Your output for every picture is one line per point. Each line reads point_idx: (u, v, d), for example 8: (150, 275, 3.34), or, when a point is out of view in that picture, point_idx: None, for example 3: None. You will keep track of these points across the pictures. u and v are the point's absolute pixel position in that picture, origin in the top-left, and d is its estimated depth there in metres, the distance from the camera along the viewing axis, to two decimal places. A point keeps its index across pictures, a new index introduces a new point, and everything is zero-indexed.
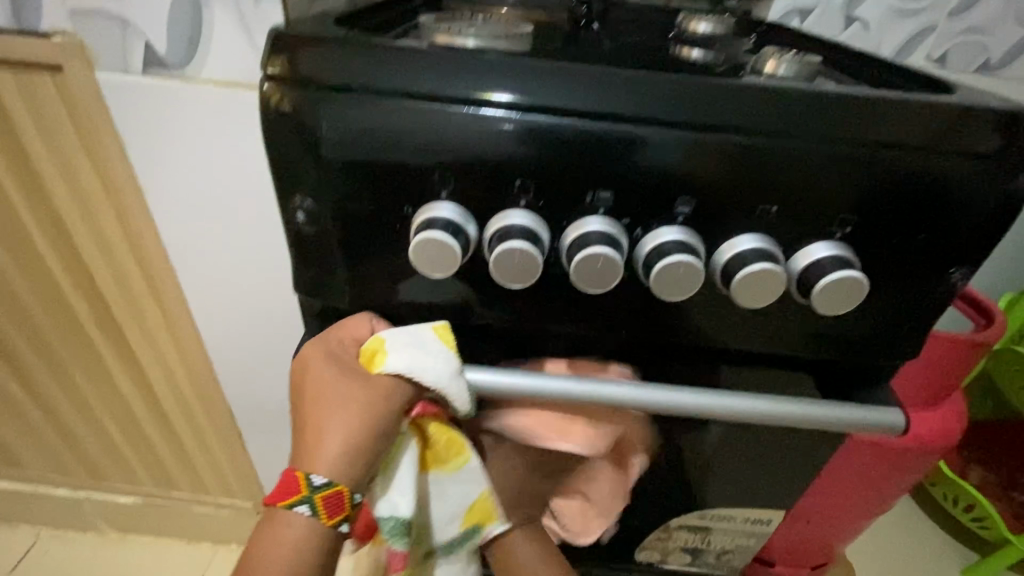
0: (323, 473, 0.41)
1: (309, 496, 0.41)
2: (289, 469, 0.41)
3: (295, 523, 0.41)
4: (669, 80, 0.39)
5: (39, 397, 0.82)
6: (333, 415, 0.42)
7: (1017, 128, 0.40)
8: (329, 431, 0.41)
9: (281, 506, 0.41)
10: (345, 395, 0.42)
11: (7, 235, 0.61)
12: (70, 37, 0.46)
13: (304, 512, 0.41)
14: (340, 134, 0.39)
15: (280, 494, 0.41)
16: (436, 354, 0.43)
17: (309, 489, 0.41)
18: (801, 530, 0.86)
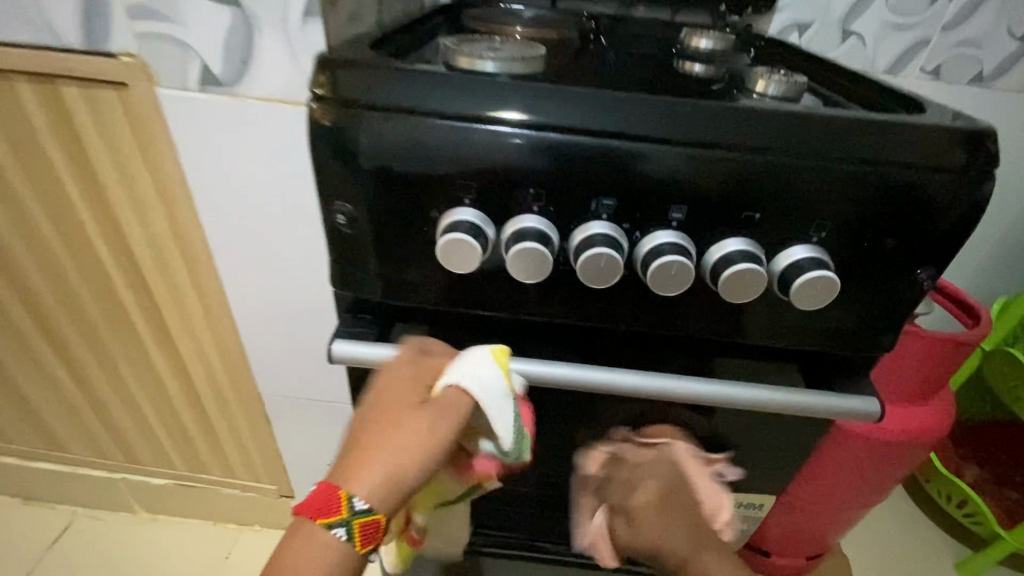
0: (363, 497, 0.41)
1: (347, 520, 0.40)
2: (328, 483, 0.42)
3: (326, 543, 0.41)
4: (664, 101, 0.44)
5: (84, 382, 0.88)
6: (388, 441, 0.42)
7: (979, 145, 0.44)
8: (379, 457, 0.42)
9: (317, 523, 0.40)
10: (403, 424, 0.43)
11: (67, 231, 0.68)
12: (135, 58, 0.52)
13: (336, 535, 0.40)
14: (376, 148, 0.44)
15: (317, 509, 0.41)
16: (491, 371, 0.46)
17: (349, 511, 0.40)
18: (796, 520, 0.90)
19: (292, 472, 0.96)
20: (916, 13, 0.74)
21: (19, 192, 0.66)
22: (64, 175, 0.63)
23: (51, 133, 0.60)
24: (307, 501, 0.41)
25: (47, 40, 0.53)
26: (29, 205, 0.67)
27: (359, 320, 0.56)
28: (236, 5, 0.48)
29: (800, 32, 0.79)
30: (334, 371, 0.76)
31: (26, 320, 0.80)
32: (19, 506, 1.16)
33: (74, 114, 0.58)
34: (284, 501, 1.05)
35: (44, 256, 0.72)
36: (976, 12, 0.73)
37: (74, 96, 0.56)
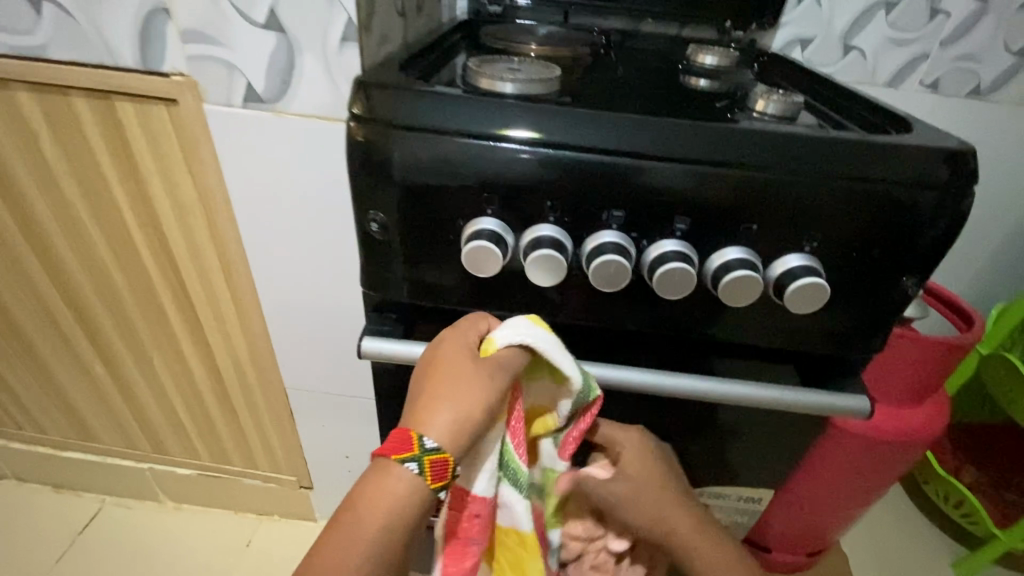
0: (433, 437, 0.44)
1: (419, 456, 0.43)
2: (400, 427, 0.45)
3: (401, 480, 0.43)
4: (668, 122, 0.49)
5: (119, 374, 0.94)
6: (450, 389, 0.46)
7: (960, 163, 0.48)
8: (444, 404, 0.45)
9: (391, 459, 0.43)
10: (464, 374, 0.46)
11: (113, 231, 0.73)
12: (184, 76, 0.57)
13: (410, 470, 0.43)
14: (408, 163, 0.49)
15: (393, 449, 0.44)
16: (537, 329, 0.48)
17: (421, 447, 0.43)
18: (796, 517, 0.93)
19: (313, 464, 1.01)
20: (914, 29, 0.78)
21: (70, 195, 0.71)
22: (114, 179, 0.69)
23: (103, 142, 0.66)
24: (382, 442, 0.44)
25: (102, 60, 0.57)
26: (79, 207, 0.72)
27: (385, 318, 0.60)
28: (279, 31, 0.53)
29: (802, 47, 0.83)
30: (357, 367, 0.81)
31: (67, 315, 0.86)
32: (49, 494, 1.22)
33: (125, 125, 0.64)
34: (303, 492, 1.09)
35: (90, 256, 0.77)
36: (971, 29, 0.77)
37: (126, 110, 0.62)
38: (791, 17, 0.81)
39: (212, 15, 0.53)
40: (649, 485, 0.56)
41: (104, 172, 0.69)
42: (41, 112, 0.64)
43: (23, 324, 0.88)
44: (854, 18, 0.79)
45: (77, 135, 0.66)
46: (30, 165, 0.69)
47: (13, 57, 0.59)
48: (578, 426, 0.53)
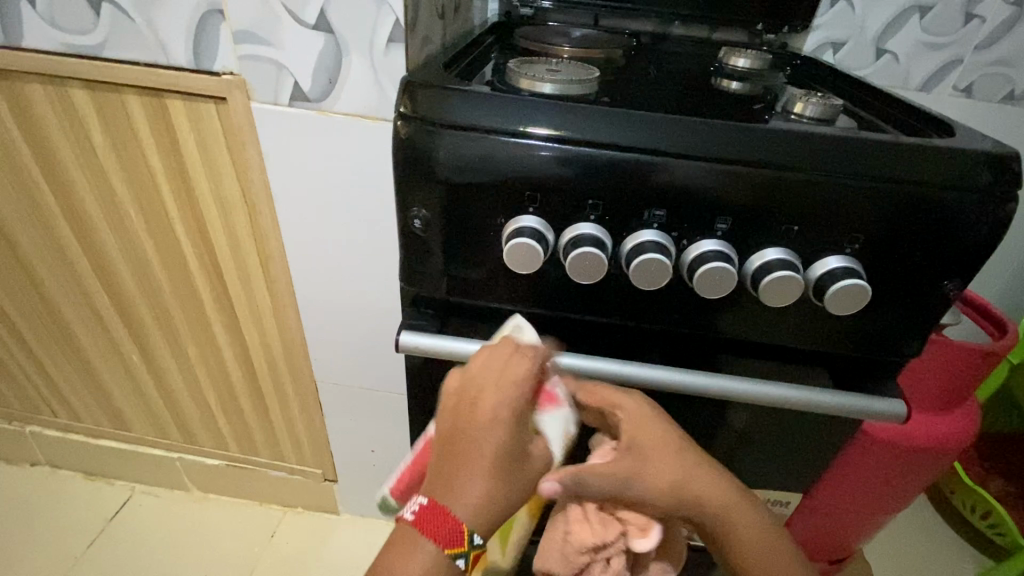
0: (480, 535, 0.46)
1: (467, 552, 0.46)
2: (434, 504, 0.46)
3: (445, 567, 0.46)
4: (707, 124, 0.49)
5: (154, 364, 0.96)
6: (502, 487, 0.46)
7: (1003, 167, 0.48)
8: (494, 501, 0.46)
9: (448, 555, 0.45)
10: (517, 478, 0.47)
11: (158, 224, 0.76)
12: (234, 75, 0.59)
13: (459, 565, 0.46)
14: (453, 160, 0.50)
15: (433, 532, 0.45)
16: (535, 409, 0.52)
17: (470, 545, 0.46)
18: (819, 526, 0.92)
19: (339, 457, 1.03)
20: (948, 33, 0.77)
21: (117, 189, 0.74)
22: (159, 174, 0.71)
23: (152, 139, 0.68)
24: (432, 533, 0.45)
25: (156, 58, 0.59)
26: (125, 201, 0.75)
27: (421, 314, 0.61)
28: (327, 32, 0.55)
29: (834, 50, 0.83)
30: (386, 361, 0.82)
31: (109, 307, 0.88)
32: (82, 480, 1.25)
33: (173, 123, 0.66)
34: (327, 485, 1.11)
35: (134, 249, 0.80)
36: (1008, 33, 0.76)
37: (176, 107, 0.65)
38: (823, 21, 0.81)
39: (264, 16, 0.54)
40: (680, 463, 0.51)
41: (151, 167, 0.71)
42: (94, 108, 0.67)
43: (67, 314, 0.91)
44: (888, 21, 0.78)
45: (127, 131, 0.68)
46: (81, 159, 0.72)
47: (70, 55, 0.61)
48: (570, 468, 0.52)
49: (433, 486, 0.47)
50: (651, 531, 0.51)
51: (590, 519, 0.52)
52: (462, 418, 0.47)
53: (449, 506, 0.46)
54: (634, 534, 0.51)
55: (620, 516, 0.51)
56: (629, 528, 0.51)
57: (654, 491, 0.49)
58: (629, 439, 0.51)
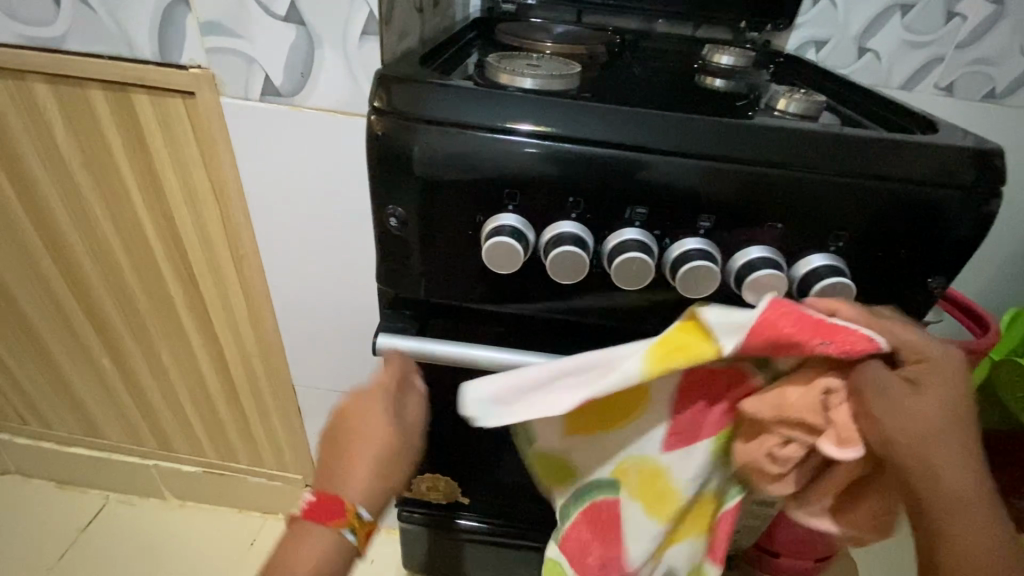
0: (367, 509, 0.51)
1: (354, 526, 0.50)
2: (320, 493, 0.51)
3: (334, 542, 0.50)
4: (690, 120, 0.48)
5: (126, 368, 0.93)
6: (372, 460, 0.51)
7: (988, 163, 0.48)
8: (370, 475, 0.51)
9: (330, 528, 0.50)
10: (386, 453, 0.52)
11: (127, 224, 0.74)
12: (203, 69, 0.56)
13: (347, 537, 0.50)
14: (429, 156, 0.48)
15: (326, 516, 0.50)
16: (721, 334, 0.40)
17: (356, 518, 0.50)
18: None
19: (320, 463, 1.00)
20: (930, 31, 0.77)
21: (83, 188, 0.71)
22: (126, 172, 0.69)
23: (118, 136, 0.66)
24: (317, 511, 0.50)
25: (120, 51, 0.57)
26: (92, 201, 0.72)
27: (399, 315, 0.59)
28: (299, 24, 0.53)
29: (817, 49, 0.82)
30: (367, 364, 0.80)
31: (77, 310, 0.85)
32: (54, 490, 1.21)
33: (140, 119, 0.64)
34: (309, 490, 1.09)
35: (102, 250, 0.77)
36: (988, 32, 0.76)
37: (142, 102, 0.62)
38: (805, 19, 0.81)
39: (233, 7, 0.52)
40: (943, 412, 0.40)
41: (117, 164, 0.68)
42: (56, 103, 0.64)
43: (33, 318, 0.88)
44: (870, 19, 0.78)
45: (92, 126, 0.66)
46: (43, 157, 0.69)
47: (28, 47, 0.58)
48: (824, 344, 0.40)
49: (323, 478, 0.52)
50: (852, 449, 0.41)
51: (809, 394, 0.41)
52: (344, 425, 0.53)
53: (336, 491, 0.50)
54: (826, 437, 0.41)
55: (834, 416, 0.41)
56: (828, 429, 0.42)
57: (911, 415, 0.40)
58: (914, 371, 0.40)
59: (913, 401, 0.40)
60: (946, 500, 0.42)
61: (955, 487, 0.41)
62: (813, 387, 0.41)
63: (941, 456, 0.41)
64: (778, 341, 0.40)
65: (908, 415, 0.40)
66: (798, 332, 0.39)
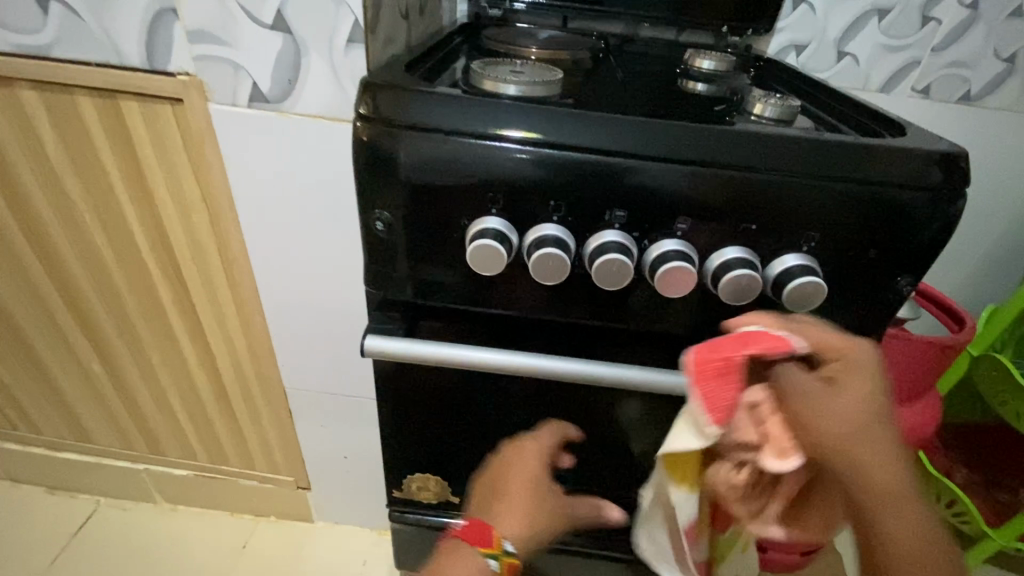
0: (512, 544, 0.55)
1: (498, 554, 0.54)
2: (479, 521, 0.56)
3: (478, 567, 0.53)
4: (667, 125, 0.49)
5: (116, 372, 0.94)
6: (523, 503, 0.57)
7: (952, 166, 0.49)
8: (522, 513, 0.57)
9: (477, 550, 0.54)
10: (535, 499, 0.58)
11: (117, 229, 0.74)
12: (191, 76, 0.57)
13: (489, 564, 0.53)
14: (414, 161, 0.49)
15: (479, 540, 0.54)
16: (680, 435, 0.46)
17: (501, 548, 0.54)
18: None
19: (311, 464, 1.01)
20: (906, 36, 0.80)
21: (72, 194, 0.72)
22: (115, 177, 0.69)
23: (108, 142, 0.66)
24: (468, 533, 0.55)
25: (108, 58, 0.57)
26: (81, 206, 0.73)
27: (388, 318, 0.61)
28: (285, 32, 0.54)
29: (797, 53, 0.84)
30: (357, 366, 0.81)
31: (67, 315, 0.85)
32: (44, 495, 1.21)
33: (129, 126, 0.65)
34: (301, 492, 1.09)
35: (91, 255, 0.77)
36: (962, 36, 0.79)
37: (131, 109, 0.63)
38: (785, 24, 0.83)
39: (221, 16, 0.53)
40: (871, 413, 0.42)
41: (107, 171, 0.69)
42: (45, 109, 0.65)
43: (22, 323, 0.88)
44: (848, 24, 0.80)
45: (81, 133, 0.66)
46: (32, 163, 0.70)
47: (16, 55, 0.59)
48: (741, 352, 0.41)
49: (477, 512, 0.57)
50: (790, 458, 0.43)
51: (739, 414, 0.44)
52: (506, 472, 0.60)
53: (488, 522, 0.55)
54: (764, 454, 0.44)
55: (768, 429, 0.44)
56: (764, 447, 0.44)
57: (836, 422, 0.41)
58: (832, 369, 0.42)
59: (835, 403, 0.41)
60: (881, 498, 0.43)
61: (888, 485, 0.43)
62: (740, 406, 0.44)
63: (870, 458, 0.42)
64: (721, 372, 0.42)
65: (830, 421, 0.41)
66: (723, 355, 0.42)
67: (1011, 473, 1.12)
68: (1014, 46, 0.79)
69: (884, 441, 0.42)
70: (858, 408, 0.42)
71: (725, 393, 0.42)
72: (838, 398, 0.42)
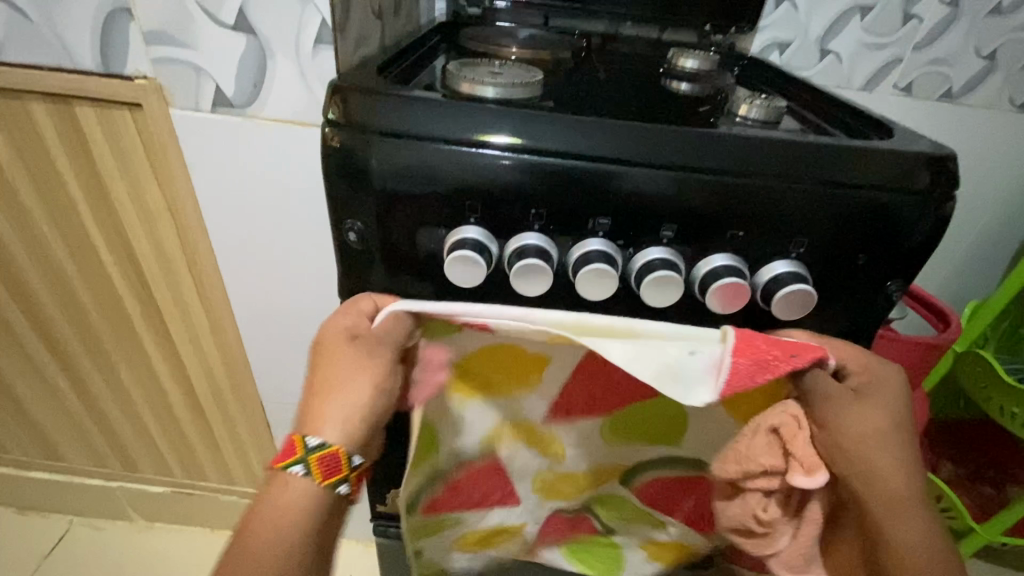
0: (329, 438, 0.43)
1: (303, 457, 0.43)
2: (293, 432, 0.44)
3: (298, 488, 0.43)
4: (651, 129, 0.48)
5: (83, 388, 0.90)
6: (334, 382, 0.44)
7: (941, 167, 0.48)
8: (332, 400, 0.43)
9: (279, 469, 0.43)
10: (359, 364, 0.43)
11: (77, 239, 0.71)
12: (149, 79, 0.54)
13: (298, 473, 0.43)
14: (387, 168, 0.47)
15: (286, 453, 0.43)
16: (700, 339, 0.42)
17: (304, 447, 0.43)
18: None
19: None
20: (888, 33, 0.79)
21: (27, 203, 0.68)
22: (74, 186, 0.66)
23: (64, 149, 0.63)
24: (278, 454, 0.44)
25: (60, 62, 0.54)
26: (37, 216, 0.69)
27: None
28: (249, 33, 0.51)
29: (780, 51, 0.83)
30: None
31: (28, 331, 0.81)
32: (13, 516, 1.16)
33: (87, 132, 0.61)
34: None
35: (51, 268, 0.74)
36: (943, 34, 0.78)
37: (88, 115, 0.60)
38: (768, 21, 0.81)
39: (178, 15, 0.50)
40: (882, 422, 0.45)
41: (64, 179, 0.66)
42: None
43: None
44: (831, 21, 0.79)
45: (34, 141, 0.63)
46: None
47: None
48: (800, 358, 0.41)
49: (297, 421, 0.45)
50: (819, 475, 0.44)
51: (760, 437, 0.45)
52: (318, 365, 0.45)
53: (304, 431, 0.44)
54: (793, 471, 0.44)
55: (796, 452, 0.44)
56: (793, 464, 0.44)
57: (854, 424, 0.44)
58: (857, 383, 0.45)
59: (853, 405, 0.44)
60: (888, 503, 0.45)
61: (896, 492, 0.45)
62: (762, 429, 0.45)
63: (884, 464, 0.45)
64: (763, 358, 0.40)
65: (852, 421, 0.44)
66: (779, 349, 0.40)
67: (996, 467, 1.13)
68: (995, 43, 0.78)
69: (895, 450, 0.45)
70: (874, 417, 0.45)
71: (748, 374, 0.40)
72: (856, 404, 0.45)
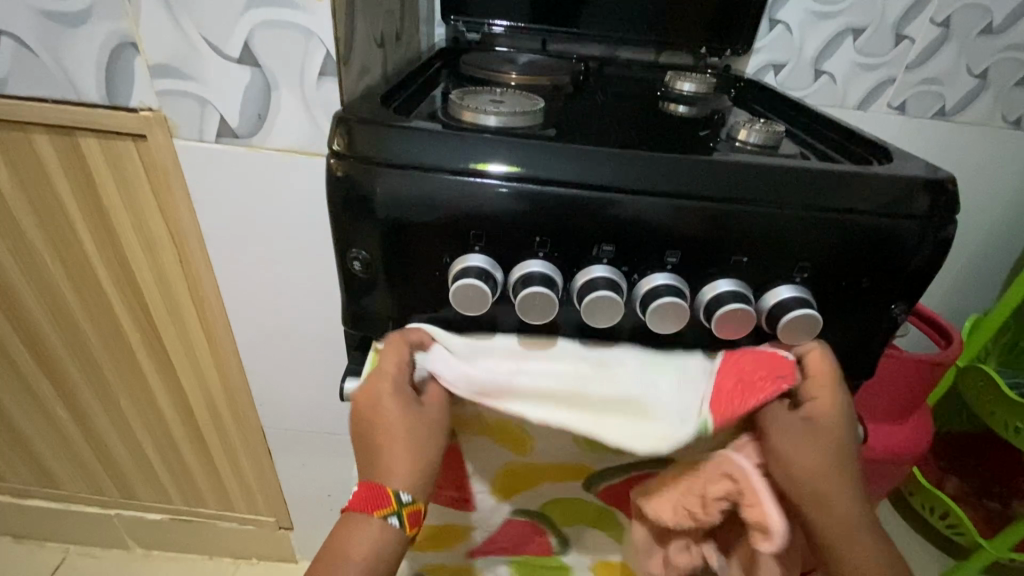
0: (409, 493, 0.47)
1: (398, 510, 0.47)
2: (368, 482, 0.48)
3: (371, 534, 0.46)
4: (653, 159, 0.48)
5: (80, 416, 0.89)
6: (399, 448, 0.47)
7: (941, 190, 0.49)
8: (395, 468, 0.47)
9: (374, 516, 0.46)
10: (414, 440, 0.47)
11: (77, 267, 0.71)
12: (154, 111, 0.55)
13: (392, 524, 0.47)
14: (391, 198, 0.47)
15: (371, 505, 0.47)
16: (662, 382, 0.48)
17: (398, 502, 0.47)
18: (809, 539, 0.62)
19: (293, 504, 0.96)
20: (881, 54, 0.80)
21: (28, 232, 0.68)
22: (75, 214, 0.66)
23: (67, 180, 0.63)
24: (358, 499, 0.47)
25: (65, 96, 0.55)
26: (38, 244, 0.69)
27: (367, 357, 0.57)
28: (254, 65, 0.51)
29: (775, 72, 0.84)
30: (338, 403, 0.77)
31: (27, 359, 0.81)
32: (10, 545, 1.14)
33: (91, 162, 0.62)
34: (283, 533, 1.04)
35: (51, 296, 0.73)
36: (936, 54, 0.79)
37: (92, 147, 0.60)
38: (763, 44, 0.82)
39: (182, 48, 0.50)
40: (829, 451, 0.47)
41: (65, 207, 0.66)
42: None
43: None
44: (824, 43, 0.81)
45: (36, 170, 0.63)
46: None
47: None
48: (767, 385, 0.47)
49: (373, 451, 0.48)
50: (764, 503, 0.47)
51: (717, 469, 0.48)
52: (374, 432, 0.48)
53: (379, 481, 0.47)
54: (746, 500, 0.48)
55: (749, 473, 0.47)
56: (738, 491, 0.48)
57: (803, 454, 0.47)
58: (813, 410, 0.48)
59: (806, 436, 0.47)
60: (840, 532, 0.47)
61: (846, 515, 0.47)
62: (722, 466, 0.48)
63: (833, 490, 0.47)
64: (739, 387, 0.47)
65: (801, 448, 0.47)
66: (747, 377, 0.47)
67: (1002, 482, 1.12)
68: (987, 62, 0.79)
69: (844, 474, 0.47)
70: (824, 446, 0.47)
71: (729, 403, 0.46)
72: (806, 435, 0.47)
